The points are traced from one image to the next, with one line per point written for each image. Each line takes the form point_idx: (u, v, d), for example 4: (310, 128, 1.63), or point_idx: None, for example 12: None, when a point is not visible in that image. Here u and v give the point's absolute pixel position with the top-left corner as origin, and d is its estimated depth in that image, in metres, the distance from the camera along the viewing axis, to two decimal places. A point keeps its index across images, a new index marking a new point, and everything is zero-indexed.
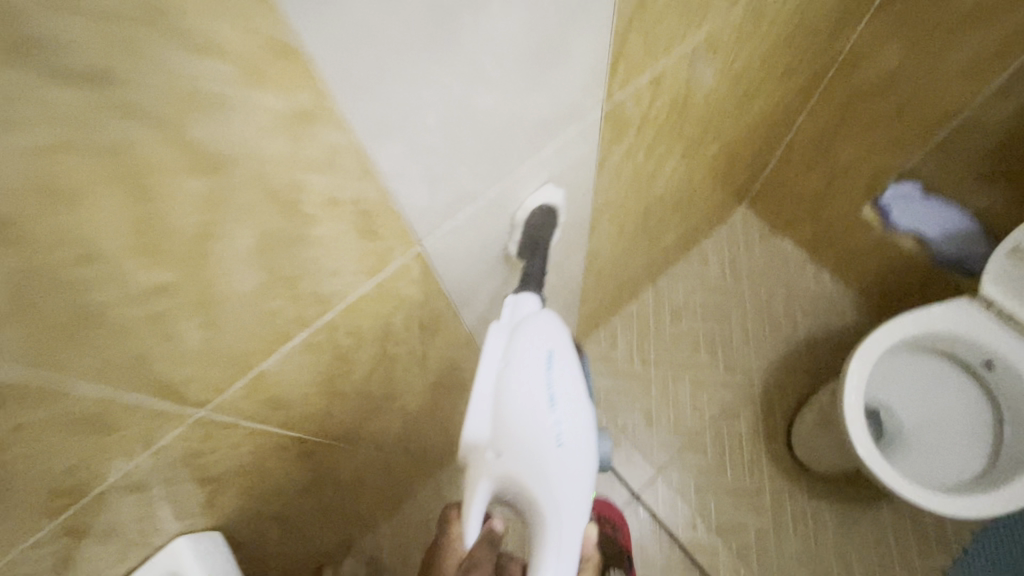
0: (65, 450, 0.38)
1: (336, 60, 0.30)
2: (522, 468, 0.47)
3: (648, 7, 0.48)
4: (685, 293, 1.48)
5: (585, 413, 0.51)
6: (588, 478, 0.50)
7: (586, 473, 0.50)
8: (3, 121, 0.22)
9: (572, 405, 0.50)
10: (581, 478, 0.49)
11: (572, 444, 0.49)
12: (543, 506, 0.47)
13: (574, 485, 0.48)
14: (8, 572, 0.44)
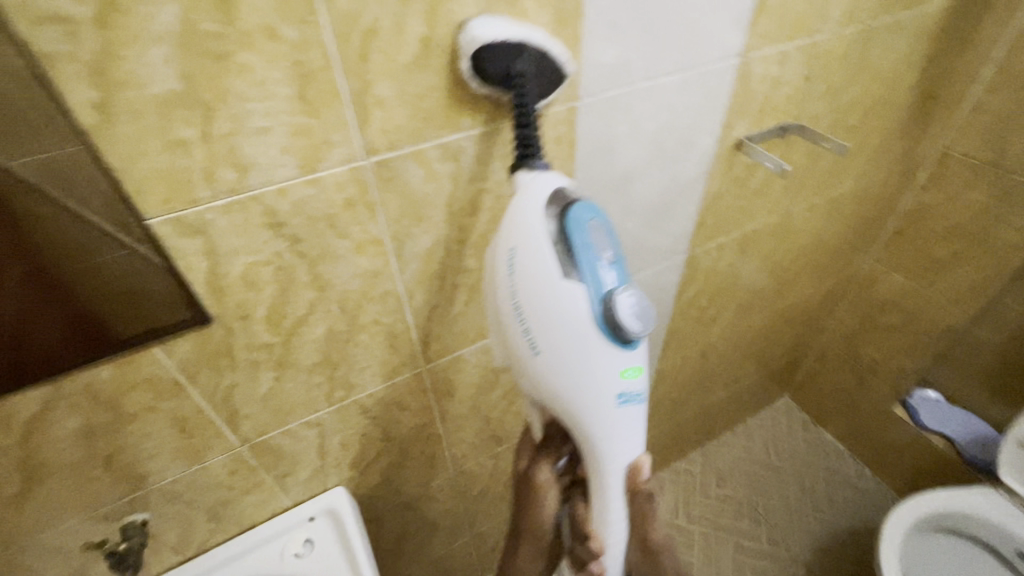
0: (370, 352, 0.67)
1: (580, 188, 0.67)
2: (525, 378, 0.50)
3: (720, 202, 0.85)
4: (730, 459, 1.61)
5: (567, 301, 0.44)
6: (587, 372, 0.46)
7: (587, 363, 0.46)
8: (484, 178, 0.58)
9: (540, 306, 0.44)
10: (578, 373, 0.46)
11: (551, 349, 0.45)
12: (557, 411, 0.50)
13: (573, 386, 0.47)
14: (282, 438, 0.69)
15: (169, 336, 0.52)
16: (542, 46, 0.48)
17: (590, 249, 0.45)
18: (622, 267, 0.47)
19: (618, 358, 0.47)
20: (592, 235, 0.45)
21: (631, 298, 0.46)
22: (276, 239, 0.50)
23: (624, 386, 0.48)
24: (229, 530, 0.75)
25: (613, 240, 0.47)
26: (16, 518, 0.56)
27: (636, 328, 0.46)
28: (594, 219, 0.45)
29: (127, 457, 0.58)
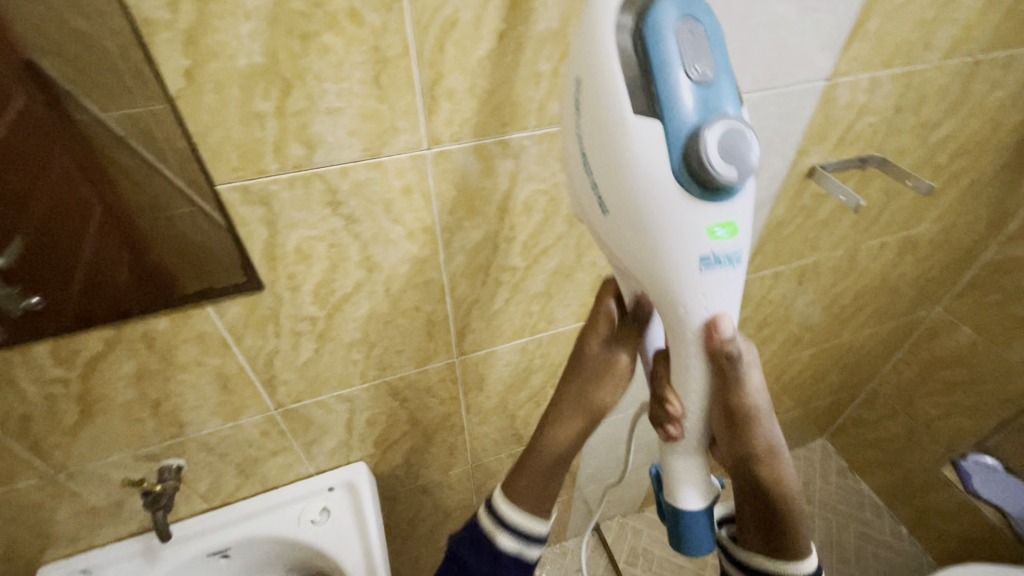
0: (407, 337, 0.68)
1: None
2: (599, 238, 0.44)
3: (782, 230, 0.81)
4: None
5: (642, 140, 0.36)
6: (664, 235, 0.38)
7: (668, 223, 0.38)
8: (542, 179, 0.57)
9: (608, 152, 0.37)
10: (655, 236, 0.39)
11: (620, 204, 0.39)
12: (632, 277, 0.44)
13: (644, 249, 0.40)
14: (314, 408, 0.71)
15: (223, 297, 0.55)
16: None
17: (674, 65, 0.35)
18: (719, 88, 0.36)
19: (704, 213, 0.38)
20: (677, 44, 0.35)
21: (727, 130, 0.36)
22: (333, 217, 0.52)
23: (711, 252, 0.40)
24: (254, 487, 0.78)
25: (709, 49, 0.36)
26: (69, 446, 0.60)
27: (732, 173, 0.36)
28: (684, 22, 0.35)
29: (171, 405, 0.62)
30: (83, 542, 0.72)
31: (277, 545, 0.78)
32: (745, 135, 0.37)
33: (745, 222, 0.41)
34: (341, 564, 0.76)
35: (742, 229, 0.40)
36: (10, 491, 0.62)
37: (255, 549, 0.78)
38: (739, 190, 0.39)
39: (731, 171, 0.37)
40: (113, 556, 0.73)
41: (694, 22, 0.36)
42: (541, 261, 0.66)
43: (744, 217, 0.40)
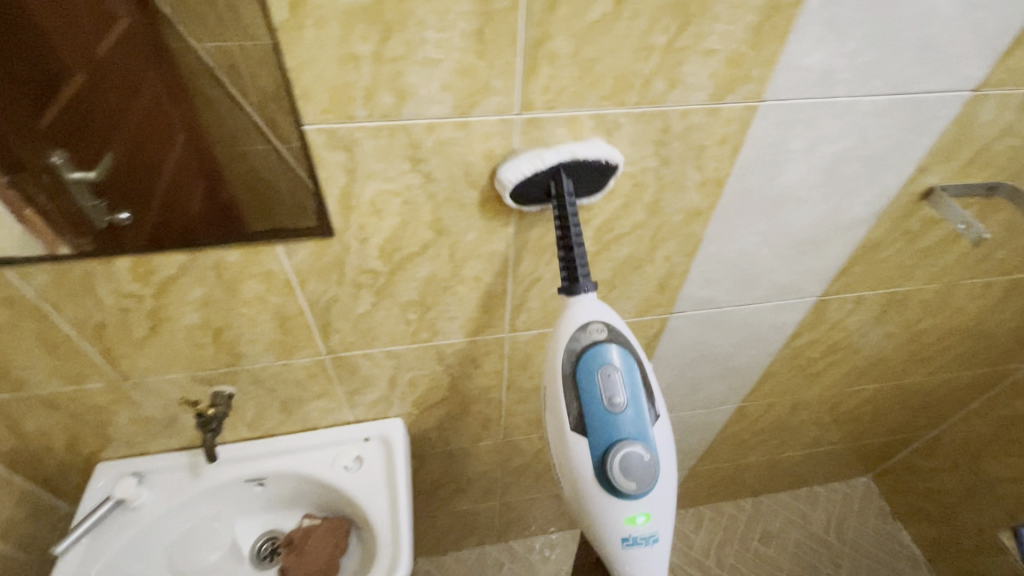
0: (462, 305, 0.67)
1: (729, 198, 0.61)
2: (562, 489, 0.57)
3: (877, 252, 0.74)
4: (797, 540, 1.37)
5: (576, 448, 0.49)
6: (593, 512, 0.51)
7: (593, 508, 0.51)
8: (630, 161, 0.54)
9: (558, 447, 0.51)
10: (586, 513, 0.51)
11: (566, 485, 0.52)
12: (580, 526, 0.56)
13: (583, 517, 0.52)
14: (361, 360, 0.72)
15: (294, 237, 0.55)
16: (566, 156, 0.49)
17: (599, 401, 0.48)
18: (634, 416, 0.49)
19: (624, 508, 0.50)
20: (601, 385, 0.48)
21: (633, 453, 0.48)
22: (411, 173, 0.50)
23: (630, 533, 0.51)
24: (295, 425, 0.81)
25: (630, 387, 0.49)
26: (135, 357, 0.63)
27: (638, 483, 0.49)
28: (610, 367, 0.48)
29: (230, 335, 0.63)
30: (136, 447, 0.77)
31: (309, 484, 0.81)
32: (649, 456, 0.48)
33: (662, 509, 0.51)
34: (366, 513, 0.77)
35: (659, 515, 0.51)
36: (80, 390, 0.66)
37: (288, 484, 0.81)
38: (653, 491, 0.50)
39: (638, 481, 0.48)
40: (162, 465, 0.78)
41: (622, 363, 0.49)
42: (611, 249, 0.63)
43: (661, 507, 0.51)
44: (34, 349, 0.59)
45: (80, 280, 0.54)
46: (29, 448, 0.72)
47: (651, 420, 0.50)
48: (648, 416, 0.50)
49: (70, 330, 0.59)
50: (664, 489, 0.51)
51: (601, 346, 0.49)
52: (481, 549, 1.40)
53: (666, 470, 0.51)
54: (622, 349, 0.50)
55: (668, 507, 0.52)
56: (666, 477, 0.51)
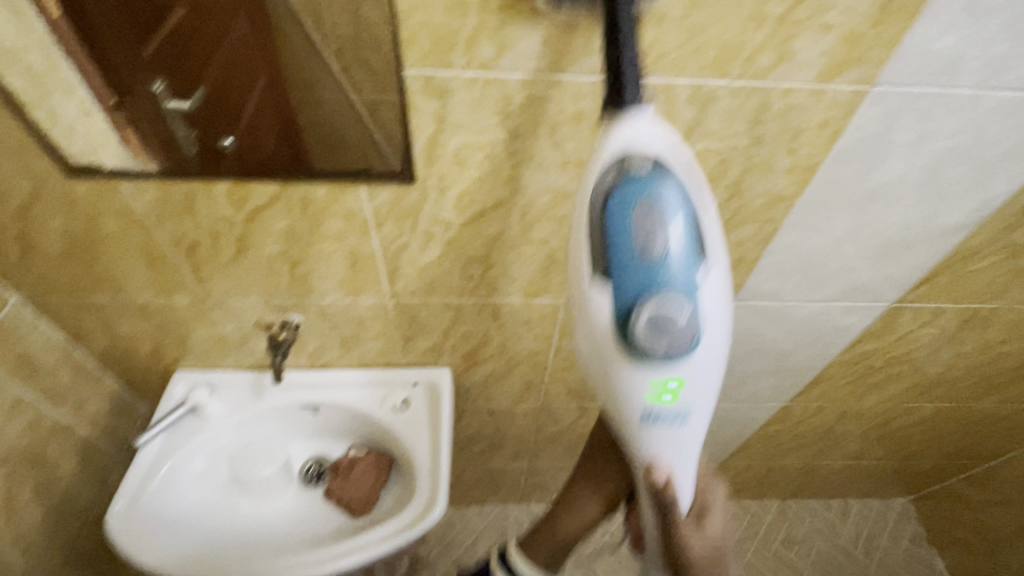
0: (525, 266, 0.68)
1: (817, 187, 0.58)
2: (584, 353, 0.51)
3: (968, 264, 0.70)
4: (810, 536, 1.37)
5: (598, 293, 0.41)
6: (610, 373, 0.44)
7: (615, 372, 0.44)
8: (720, 138, 0.52)
9: (577, 294, 0.43)
10: (605, 374, 0.44)
11: (582, 340, 0.45)
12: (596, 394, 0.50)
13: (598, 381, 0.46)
14: (422, 308, 0.74)
15: (378, 181, 0.56)
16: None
17: (629, 241, 0.39)
18: (674, 260, 0.39)
19: (646, 369, 0.43)
20: (634, 225, 0.39)
21: (665, 306, 0.40)
22: (498, 127, 0.51)
23: (654, 408, 0.44)
24: (351, 362, 0.85)
25: (674, 225, 0.39)
26: (219, 279, 0.68)
27: (670, 344, 0.41)
28: (648, 199, 0.39)
29: (305, 269, 0.67)
30: (209, 362, 0.84)
31: (358, 418, 0.85)
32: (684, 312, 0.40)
33: (698, 380, 0.44)
34: (409, 451, 0.81)
35: (693, 386, 0.44)
36: (168, 302, 0.71)
37: (339, 416, 0.86)
38: (686, 354, 0.42)
39: (668, 340, 0.41)
40: (230, 382, 0.84)
41: (666, 193, 0.39)
42: None
43: (696, 378, 0.44)
44: (135, 259, 0.65)
45: (181, 200, 0.58)
46: (120, 350, 0.79)
47: (697, 270, 0.41)
48: (692, 264, 0.40)
49: (168, 245, 0.63)
50: (703, 356, 0.43)
51: (639, 173, 0.39)
52: (503, 507, 1.45)
53: (705, 333, 0.42)
54: (667, 179, 0.39)
55: (706, 379, 0.44)
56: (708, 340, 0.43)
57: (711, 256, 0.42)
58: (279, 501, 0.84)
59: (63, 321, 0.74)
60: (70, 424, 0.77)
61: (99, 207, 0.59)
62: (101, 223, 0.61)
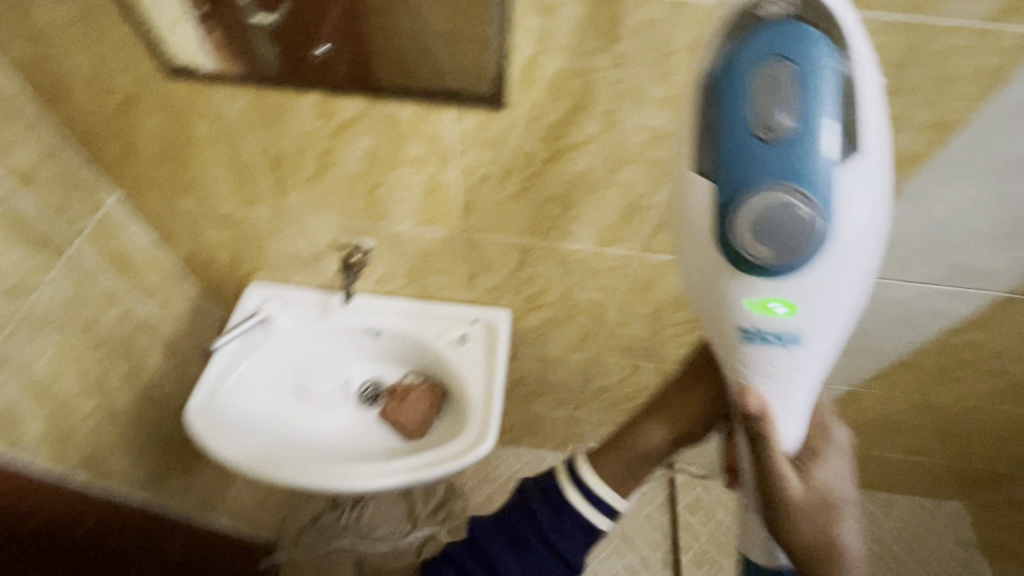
0: (604, 211, 0.64)
1: (955, 148, 0.52)
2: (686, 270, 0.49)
3: None
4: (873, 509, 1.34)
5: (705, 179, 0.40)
6: (710, 272, 0.41)
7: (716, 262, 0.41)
8: None
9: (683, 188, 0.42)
10: (707, 271, 0.42)
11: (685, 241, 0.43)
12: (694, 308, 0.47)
13: (697, 284, 0.44)
14: (490, 245, 0.73)
15: (468, 104, 0.54)
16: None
17: (746, 111, 0.37)
18: (799, 139, 0.36)
19: (755, 266, 0.40)
20: (756, 98, 0.36)
21: (779, 187, 0.37)
22: (605, 52, 0.47)
23: (752, 309, 0.41)
24: (414, 292, 0.87)
25: (804, 99, 0.36)
26: (299, 195, 0.69)
27: (779, 235, 0.38)
28: (776, 62, 0.36)
29: (382, 193, 0.66)
30: (282, 278, 0.87)
31: (417, 347, 0.87)
32: (801, 197, 0.37)
33: (812, 286, 0.40)
34: (464, 384, 0.83)
35: (803, 290, 0.40)
36: (249, 214, 0.74)
37: (399, 343, 0.88)
38: (804, 250, 0.38)
39: (777, 229, 0.38)
40: (300, 298, 0.87)
41: (797, 66, 0.36)
42: None
43: (809, 281, 0.39)
44: (223, 167, 0.67)
45: (272, 108, 0.59)
46: (202, 256, 0.84)
47: (826, 154, 0.36)
48: (823, 141, 0.36)
49: (254, 155, 0.64)
50: (820, 255, 0.39)
51: (772, 37, 0.37)
52: (537, 452, 1.49)
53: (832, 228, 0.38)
54: (805, 43, 0.36)
55: (822, 285, 0.40)
56: (829, 238, 0.38)
57: (846, 143, 0.37)
58: (337, 415, 0.88)
59: (153, 222, 0.78)
60: (156, 320, 0.83)
61: (196, 109, 0.60)
62: (195, 127, 0.62)
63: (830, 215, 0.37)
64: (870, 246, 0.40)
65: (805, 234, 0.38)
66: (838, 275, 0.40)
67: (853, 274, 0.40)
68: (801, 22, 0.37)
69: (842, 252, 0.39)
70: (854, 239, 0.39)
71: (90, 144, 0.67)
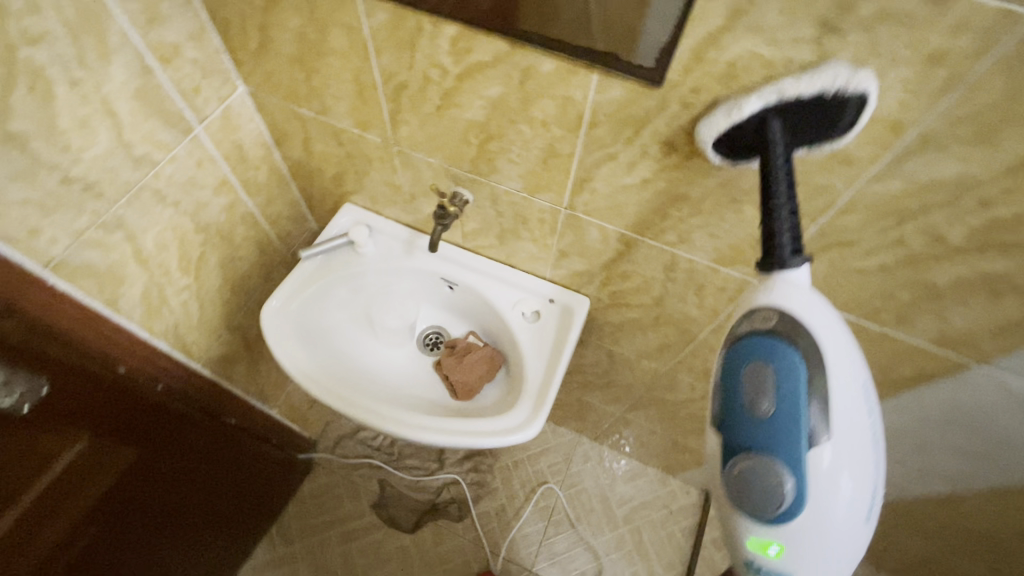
0: (736, 227, 0.56)
1: None
2: None
3: None
4: None
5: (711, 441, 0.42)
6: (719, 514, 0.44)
7: (723, 516, 0.43)
8: None
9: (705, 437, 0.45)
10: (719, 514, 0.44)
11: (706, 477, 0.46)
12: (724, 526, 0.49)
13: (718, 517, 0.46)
14: (593, 230, 0.67)
15: (616, 73, 0.46)
16: (817, 89, 0.38)
17: (740, 401, 0.39)
18: (781, 430, 0.37)
19: (751, 524, 0.41)
20: (744, 386, 0.38)
21: (769, 473, 0.38)
22: (806, 45, 0.37)
23: (756, 560, 0.42)
24: (499, 254, 0.83)
25: (782, 393, 0.37)
26: (413, 129, 0.65)
27: (765, 505, 0.39)
28: (764, 362, 0.38)
29: (496, 147, 0.61)
30: (376, 206, 0.86)
31: (488, 310, 0.84)
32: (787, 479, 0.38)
33: (811, 556, 0.40)
34: (523, 362, 0.79)
35: (805, 558, 0.40)
36: (361, 137, 0.72)
37: (471, 301, 0.85)
38: (793, 520, 0.39)
39: (770, 508, 0.39)
40: (388, 230, 0.87)
41: (779, 361, 0.37)
42: (979, 254, 0.45)
43: (808, 553, 0.39)
44: (346, 83, 0.64)
45: (406, 32, 0.54)
46: (310, 166, 0.84)
47: (805, 441, 0.37)
48: (812, 436, 0.37)
49: (378, 79, 0.61)
50: (818, 532, 0.39)
51: (761, 331, 0.38)
52: (576, 437, 1.46)
53: (821, 503, 0.38)
54: (790, 341, 0.37)
55: (821, 555, 0.40)
56: (826, 519, 0.38)
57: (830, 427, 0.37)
58: (397, 353, 0.89)
59: (272, 123, 0.79)
60: (255, 215, 0.86)
61: (331, 19, 0.57)
62: (329, 37, 0.59)
63: (819, 491, 0.38)
64: (868, 521, 0.39)
65: (789, 505, 0.38)
66: (838, 549, 0.39)
67: (851, 545, 0.40)
68: (788, 321, 0.38)
69: (842, 531, 0.39)
70: (853, 518, 0.39)
71: (229, 33, 0.66)
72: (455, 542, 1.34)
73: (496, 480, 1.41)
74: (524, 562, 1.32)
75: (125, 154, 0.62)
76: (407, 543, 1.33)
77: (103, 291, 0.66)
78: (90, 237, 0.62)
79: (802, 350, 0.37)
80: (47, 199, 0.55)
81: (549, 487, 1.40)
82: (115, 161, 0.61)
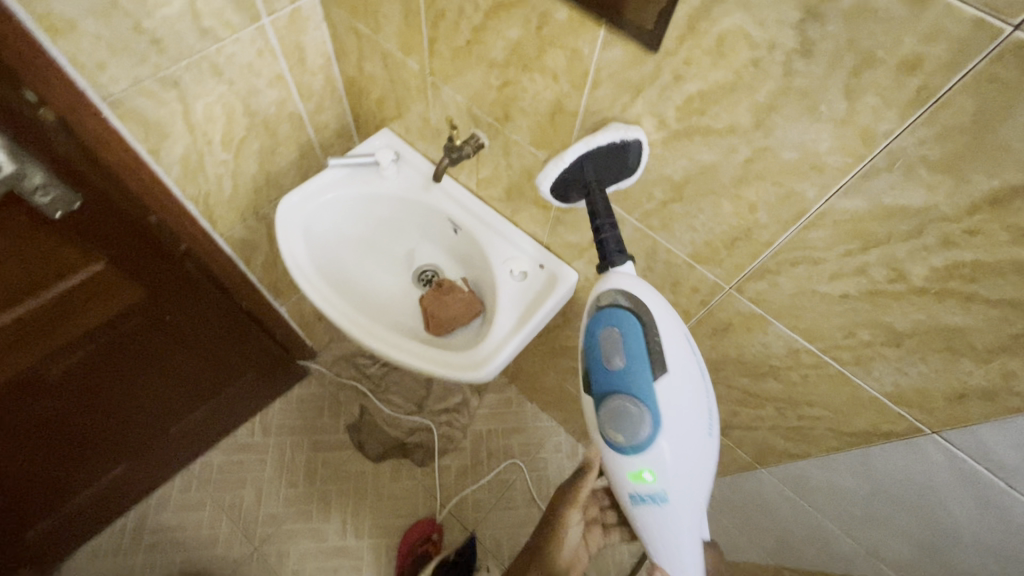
0: (714, 222, 0.55)
1: None
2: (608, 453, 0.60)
3: None
4: None
5: (588, 402, 0.53)
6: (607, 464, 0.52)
7: (609, 461, 0.52)
8: None
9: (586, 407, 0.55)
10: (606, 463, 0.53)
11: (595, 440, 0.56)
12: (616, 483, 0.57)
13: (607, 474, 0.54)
14: None
15: (618, 32, 0.47)
16: (612, 139, 0.52)
17: (602, 359, 0.50)
18: (631, 374, 0.48)
19: (627, 461, 0.50)
20: (603, 348, 0.50)
21: (634, 409, 0.48)
22: (790, 31, 0.37)
23: (638, 489, 0.50)
24: (506, 209, 0.85)
25: (629, 346, 0.48)
26: (445, 61, 0.69)
27: (635, 438, 0.48)
28: (613, 325, 0.49)
29: (512, 93, 0.64)
30: (409, 135, 0.91)
31: (484, 260, 0.86)
32: (643, 411, 0.47)
33: (676, 473, 0.48)
34: (496, 312, 0.81)
35: (672, 477, 0.49)
36: (403, 62, 0.76)
37: (468, 246, 0.89)
38: (658, 446, 0.48)
39: (639, 438, 0.48)
40: (414, 162, 0.91)
41: (624, 325, 0.49)
42: (937, 300, 0.43)
43: (672, 472, 0.49)
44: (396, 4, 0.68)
45: None
46: (360, 83, 0.90)
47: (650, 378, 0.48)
48: (656, 373, 0.48)
49: (422, 4, 0.65)
50: (677, 450, 0.48)
51: (603, 309, 0.50)
52: (556, 427, 1.47)
53: (673, 426, 0.48)
54: (625, 308, 0.49)
55: (685, 471, 0.48)
56: (680, 439, 0.48)
57: (666, 364, 0.48)
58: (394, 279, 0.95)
59: (334, 34, 0.85)
60: (302, 117, 0.93)
61: None
62: None
63: (671, 417, 0.48)
64: (713, 438, 0.49)
65: (650, 434, 0.48)
66: (694, 463, 0.49)
67: (706, 461, 0.49)
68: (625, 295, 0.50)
69: (696, 446, 0.48)
70: (699, 434, 0.49)
71: None
72: (410, 483, 1.39)
73: (465, 440, 1.44)
74: (467, 522, 1.36)
75: (193, 22, 0.69)
76: (367, 469, 1.39)
77: (148, 139, 0.74)
78: (147, 87, 0.70)
79: (637, 313, 0.49)
80: (116, 40, 0.63)
81: (514, 462, 1.43)
82: (183, 26, 0.68)
